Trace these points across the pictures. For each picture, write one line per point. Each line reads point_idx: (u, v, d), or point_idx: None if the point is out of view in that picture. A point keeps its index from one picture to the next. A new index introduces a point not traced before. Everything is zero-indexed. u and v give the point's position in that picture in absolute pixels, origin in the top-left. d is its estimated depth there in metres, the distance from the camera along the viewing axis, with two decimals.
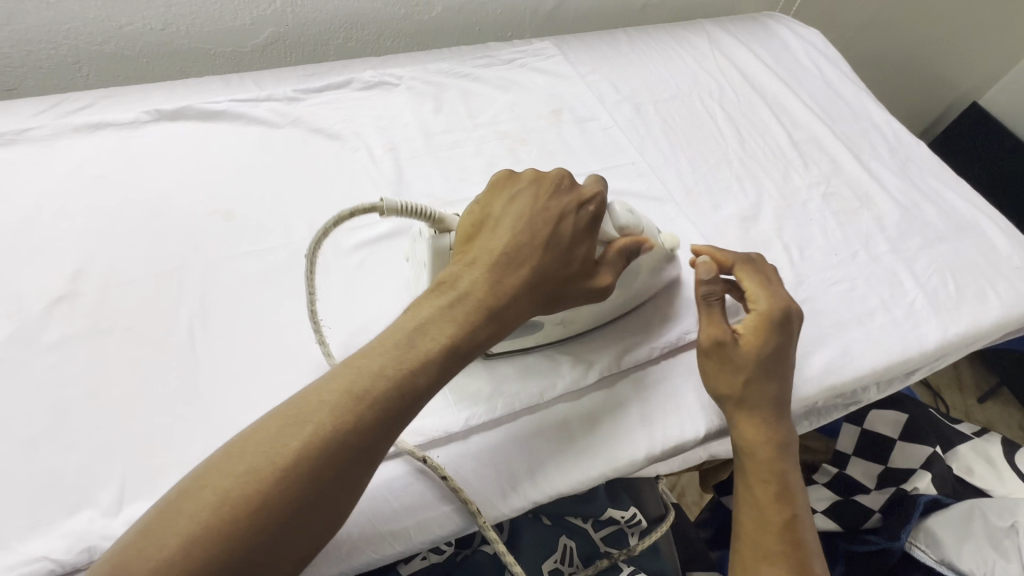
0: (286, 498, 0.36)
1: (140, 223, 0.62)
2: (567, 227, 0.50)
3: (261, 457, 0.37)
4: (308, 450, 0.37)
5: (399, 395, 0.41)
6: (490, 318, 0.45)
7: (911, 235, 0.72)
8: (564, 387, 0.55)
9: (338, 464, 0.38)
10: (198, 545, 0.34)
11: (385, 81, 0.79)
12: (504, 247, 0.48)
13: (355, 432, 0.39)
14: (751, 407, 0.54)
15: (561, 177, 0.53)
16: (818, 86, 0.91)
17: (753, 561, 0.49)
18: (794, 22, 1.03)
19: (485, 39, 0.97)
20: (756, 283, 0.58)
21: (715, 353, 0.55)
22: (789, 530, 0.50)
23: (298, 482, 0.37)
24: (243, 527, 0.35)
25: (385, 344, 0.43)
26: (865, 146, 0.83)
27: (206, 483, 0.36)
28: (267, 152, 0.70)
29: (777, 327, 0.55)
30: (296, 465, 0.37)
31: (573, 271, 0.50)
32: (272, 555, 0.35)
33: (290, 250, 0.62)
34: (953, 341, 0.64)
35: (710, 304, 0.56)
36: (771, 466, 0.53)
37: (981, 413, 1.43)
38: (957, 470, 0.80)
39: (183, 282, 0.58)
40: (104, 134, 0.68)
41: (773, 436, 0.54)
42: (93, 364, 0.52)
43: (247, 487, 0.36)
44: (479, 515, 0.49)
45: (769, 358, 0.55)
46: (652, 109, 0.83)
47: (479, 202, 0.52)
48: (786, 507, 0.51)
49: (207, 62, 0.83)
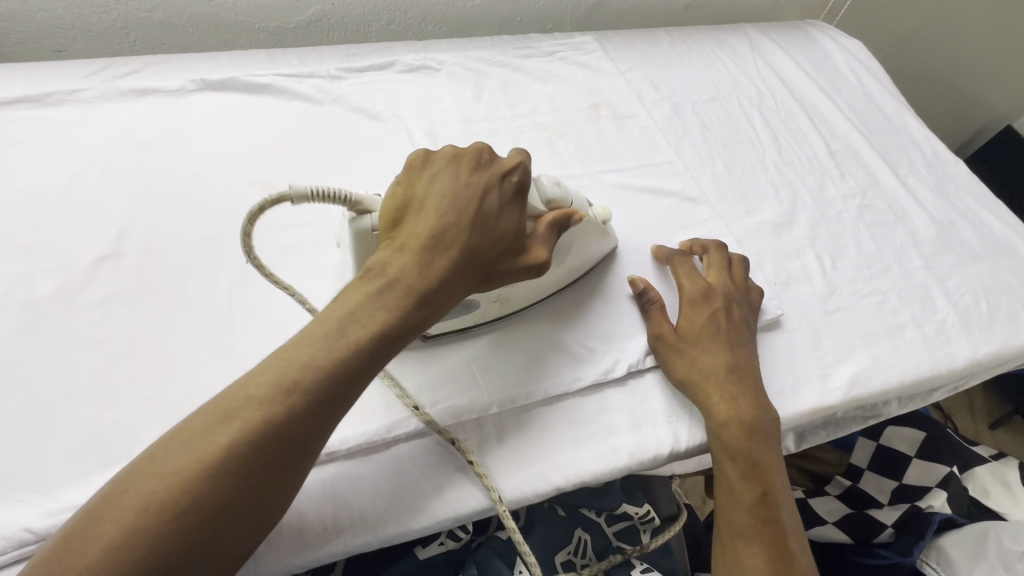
0: (213, 498, 0.35)
1: (183, 188, 0.63)
2: (495, 209, 0.49)
3: (184, 459, 0.36)
4: (234, 444, 0.37)
5: (330, 382, 0.40)
6: (421, 303, 0.45)
7: (945, 252, 0.72)
8: (588, 381, 0.55)
9: (266, 456, 0.37)
10: (121, 551, 0.33)
11: (426, 65, 0.80)
12: (430, 230, 0.47)
13: (286, 422, 0.38)
14: (710, 386, 0.53)
15: (481, 151, 0.52)
16: (857, 97, 0.90)
17: (729, 539, 0.50)
18: (836, 32, 1.02)
19: (526, 30, 0.97)
20: (683, 271, 0.60)
21: (661, 346, 0.56)
22: (762, 506, 0.50)
23: (222, 481, 0.36)
24: (168, 532, 0.34)
25: (311, 334, 0.42)
26: (902, 161, 0.82)
27: (125, 490, 0.35)
28: (309, 128, 0.71)
29: (705, 305, 0.57)
30: (223, 462, 0.36)
31: (503, 255, 0.49)
32: (206, 556, 0.35)
33: (329, 226, 0.63)
34: (983, 360, 0.64)
35: (645, 309, 0.59)
36: (739, 445, 0.51)
37: (990, 439, 1.43)
38: (973, 491, 0.79)
39: (222, 249, 0.59)
40: (150, 99, 0.69)
41: (739, 415, 0.52)
42: (133, 323, 0.53)
43: (172, 488, 0.35)
44: (500, 503, 0.48)
45: (712, 338, 0.55)
46: (690, 110, 0.82)
47: (399, 183, 0.49)
48: (757, 484, 0.50)
49: (251, 36, 0.84)
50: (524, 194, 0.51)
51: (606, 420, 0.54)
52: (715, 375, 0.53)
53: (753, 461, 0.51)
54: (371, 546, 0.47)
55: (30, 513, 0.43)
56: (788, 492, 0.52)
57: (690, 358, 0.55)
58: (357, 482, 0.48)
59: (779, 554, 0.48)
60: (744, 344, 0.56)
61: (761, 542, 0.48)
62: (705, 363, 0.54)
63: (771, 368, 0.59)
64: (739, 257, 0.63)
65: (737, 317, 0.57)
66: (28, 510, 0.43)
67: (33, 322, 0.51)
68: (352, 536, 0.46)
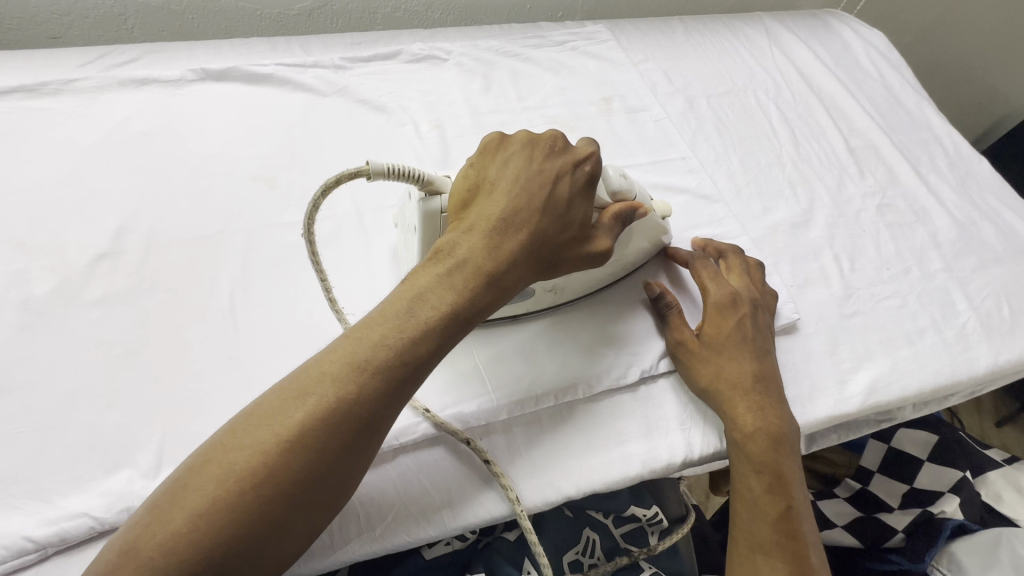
0: (292, 472, 0.36)
1: (184, 183, 0.61)
2: (565, 195, 0.48)
3: (264, 432, 0.37)
4: (312, 421, 0.37)
5: (401, 363, 0.41)
6: (489, 287, 0.45)
7: (967, 254, 0.70)
8: (604, 385, 0.53)
9: (340, 434, 0.38)
10: (205, 518, 0.34)
11: (433, 55, 0.77)
12: (501, 214, 0.47)
13: (360, 402, 0.39)
14: (736, 396, 0.52)
15: (552, 137, 0.51)
16: (878, 91, 0.87)
17: (748, 551, 0.48)
18: (856, 22, 0.99)
19: (536, 17, 0.94)
20: (707, 275, 0.58)
21: (682, 353, 0.54)
22: (785, 521, 0.48)
23: (298, 456, 0.37)
24: (249, 503, 0.35)
25: (385, 314, 0.42)
26: (923, 158, 0.80)
27: (210, 459, 0.36)
28: (312, 120, 0.68)
29: (731, 313, 0.55)
30: (300, 437, 0.37)
31: (570, 241, 0.49)
32: (284, 525, 0.36)
33: (333, 223, 0.61)
34: (1003, 367, 0.62)
35: (663, 315, 0.57)
36: (764, 456, 0.50)
37: (997, 436, 1.42)
38: (985, 496, 0.78)
39: (224, 247, 0.57)
40: (149, 90, 0.67)
41: (766, 426, 0.51)
42: (134, 323, 0.51)
43: (253, 460, 0.36)
44: (517, 503, 0.47)
45: (741, 348, 0.54)
46: (705, 103, 0.80)
47: (472, 166, 0.49)
48: (780, 498, 0.49)
49: (253, 24, 0.81)
50: (595, 182, 0.51)
51: (618, 427, 0.53)
52: (740, 386, 0.52)
53: (776, 474, 0.50)
54: (377, 554, 0.46)
55: (30, 521, 0.42)
56: (809, 505, 0.51)
57: (714, 366, 0.53)
58: (365, 488, 0.47)
59: (799, 568, 0.47)
60: (768, 353, 0.55)
61: (782, 556, 0.47)
62: (730, 371, 0.53)
63: (787, 375, 0.57)
64: (756, 260, 0.61)
65: (761, 326, 0.55)
66: (27, 519, 0.42)
67: (31, 322, 0.50)
68: (358, 544, 0.46)
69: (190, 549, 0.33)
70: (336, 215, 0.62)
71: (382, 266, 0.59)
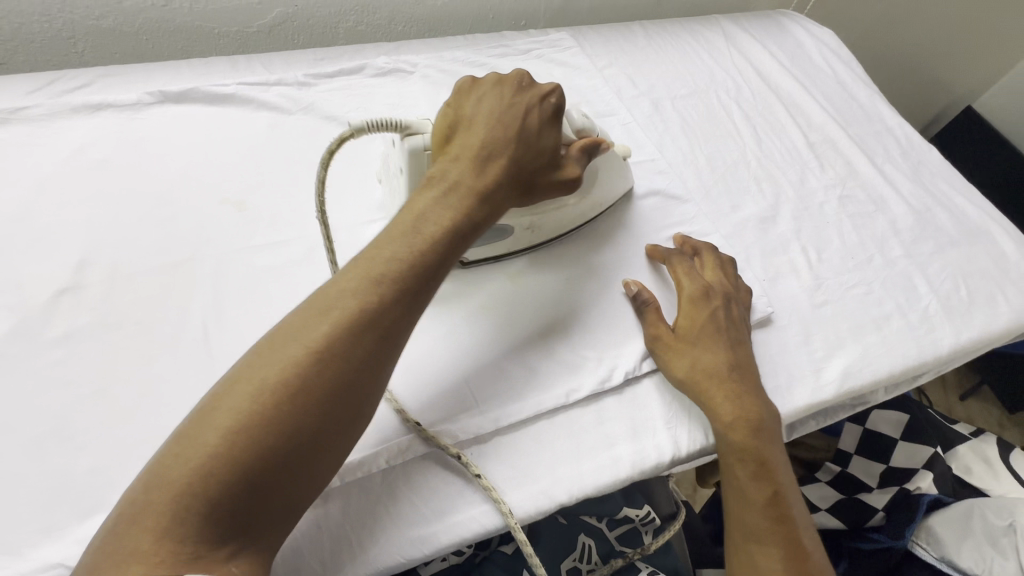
0: (320, 381, 0.38)
1: (148, 210, 0.59)
2: (536, 124, 0.52)
3: (289, 349, 0.38)
4: (333, 333, 0.39)
5: (415, 275, 0.43)
6: (483, 204, 0.48)
7: (925, 239, 0.73)
8: (588, 389, 0.54)
9: (364, 343, 0.40)
10: (240, 434, 0.35)
11: (399, 68, 0.77)
12: (484, 143, 0.50)
13: (380, 312, 0.41)
14: (714, 385, 0.53)
15: (521, 76, 0.54)
16: (832, 86, 0.91)
17: (741, 539, 0.50)
18: (807, 20, 1.02)
19: (500, 27, 0.94)
20: (681, 270, 0.60)
21: (659, 348, 0.55)
22: (774, 507, 0.50)
23: (325, 365, 0.38)
24: (283, 413, 0.36)
25: (391, 235, 0.44)
26: (879, 149, 0.83)
27: (235, 383, 0.37)
28: (279, 140, 0.67)
29: (704, 304, 0.57)
30: (325, 349, 0.38)
31: (544, 165, 0.53)
32: (319, 432, 0.38)
33: (306, 244, 0.60)
34: (965, 346, 0.65)
35: (641, 312, 0.58)
36: (747, 445, 0.51)
37: (961, 409, 1.49)
38: (956, 469, 0.82)
39: (193, 274, 0.56)
40: (104, 115, 0.65)
41: (748, 414, 0.52)
42: (101, 359, 0.49)
43: (282, 375, 0.37)
44: (510, 516, 0.47)
45: (717, 335, 0.55)
46: (670, 105, 0.82)
47: (450, 105, 0.53)
48: (768, 485, 0.51)
49: (211, 42, 0.79)
50: (560, 115, 0.55)
51: (606, 431, 0.53)
52: (718, 375, 0.53)
53: (762, 463, 0.51)
54: None
55: None
56: (797, 490, 0.52)
57: (690, 355, 0.54)
58: (357, 513, 0.46)
59: (790, 553, 0.48)
60: (742, 342, 0.57)
61: (775, 541, 0.48)
62: (705, 361, 0.54)
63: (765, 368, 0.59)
64: (729, 256, 0.63)
65: (734, 317, 0.57)
66: None
67: None
68: (354, 567, 0.44)
69: (227, 465, 0.35)
70: (309, 235, 0.61)
71: None
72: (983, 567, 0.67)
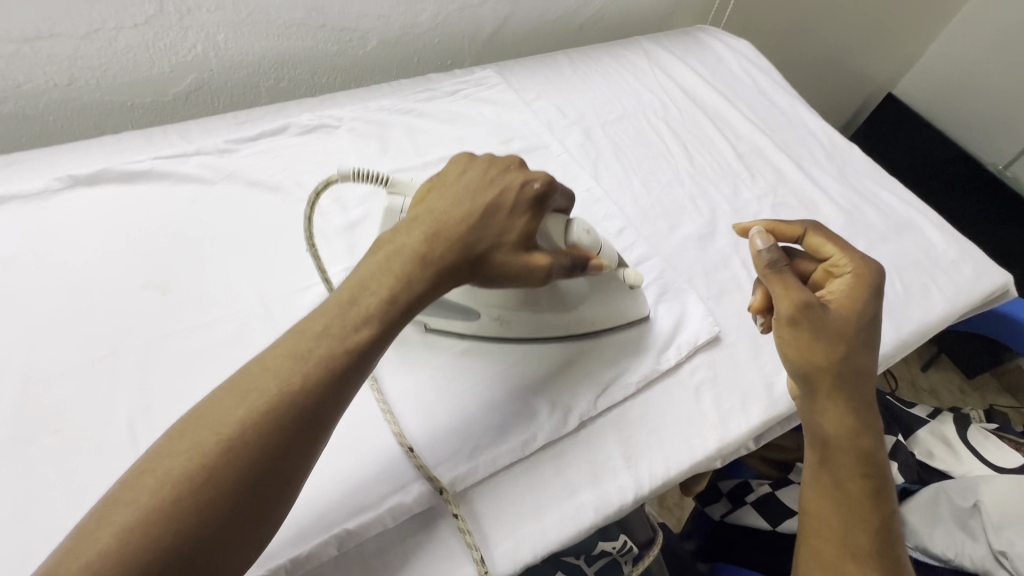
0: (235, 471, 0.36)
1: (62, 306, 0.55)
2: (505, 206, 0.49)
3: (201, 436, 0.36)
4: (251, 418, 0.37)
5: (343, 351, 0.41)
6: (425, 274, 0.45)
7: (857, 238, 0.75)
8: (544, 438, 0.52)
9: (287, 426, 0.38)
10: (138, 530, 0.33)
11: (324, 124, 0.76)
12: (439, 216, 0.47)
13: (304, 392, 0.39)
14: (843, 391, 0.52)
15: (513, 161, 0.53)
16: (754, 96, 0.94)
17: (841, 559, 0.49)
18: (724, 34, 1.06)
19: (426, 69, 0.94)
20: (837, 258, 0.57)
21: (813, 316, 0.51)
22: (877, 530, 0.50)
23: (241, 453, 0.36)
24: (190, 505, 0.34)
25: (326, 308, 0.43)
26: (804, 154, 0.86)
27: (145, 469, 0.35)
28: (202, 212, 0.65)
29: (871, 291, 0.54)
30: (241, 437, 0.37)
31: (501, 244, 0.48)
32: (235, 522, 0.35)
33: (238, 320, 0.57)
34: (907, 339, 0.67)
35: (784, 272, 0.52)
36: (851, 460, 0.52)
37: (924, 381, 1.54)
38: (920, 455, 0.84)
39: (116, 369, 0.52)
40: (9, 208, 0.61)
41: (857, 426, 0.52)
42: (15, 480, 0.46)
43: (193, 462, 0.35)
44: (483, 564, 0.46)
45: (848, 333, 0.52)
46: (601, 132, 0.83)
47: (435, 176, 0.52)
48: (879, 508, 0.51)
49: (124, 115, 0.76)
50: (544, 203, 0.50)
51: (565, 479, 0.52)
52: (863, 370, 0.52)
53: (875, 484, 0.52)
54: None
55: None
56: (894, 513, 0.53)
57: (836, 334, 0.52)
58: None
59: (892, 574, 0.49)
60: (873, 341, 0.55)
61: (877, 563, 0.49)
62: (858, 353, 0.52)
63: (714, 389, 0.59)
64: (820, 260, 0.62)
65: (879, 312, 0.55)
66: None
67: None
68: None
69: (117, 563, 0.32)
70: (241, 309, 0.58)
71: None
72: (953, 550, 0.69)
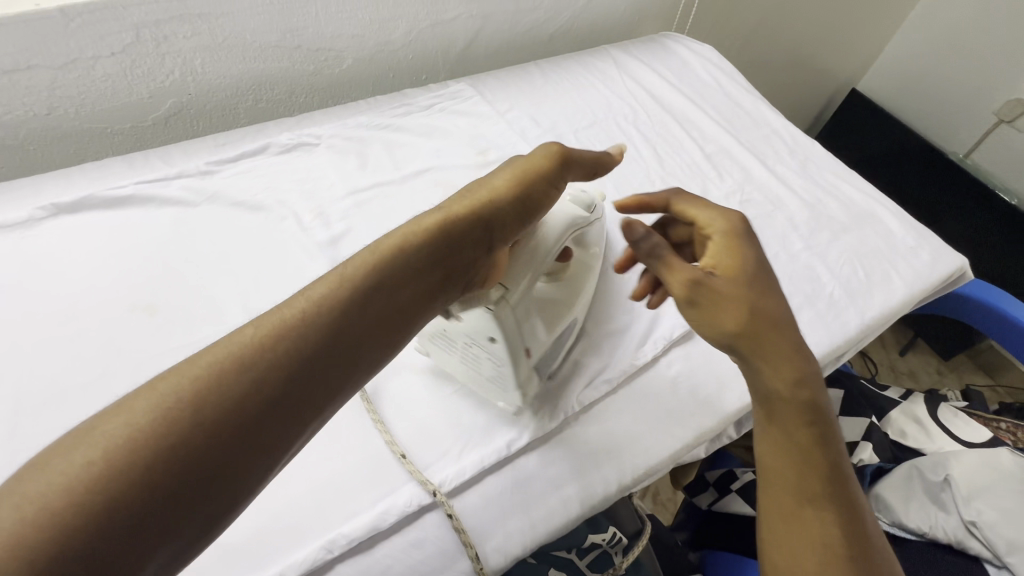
0: (214, 418, 0.32)
1: (51, 332, 0.56)
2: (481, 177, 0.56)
3: (182, 378, 0.33)
4: (241, 364, 0.34)
5: (350, 302, 0.39)
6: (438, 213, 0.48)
7: (821, 230, 0.79)
8: (530, 435, 0.55)
9: (281, 374, 0.35)
10: (96, 469, 0.29)
11: (303, 142, 0.77)
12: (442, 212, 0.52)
13: (299, 345, 0.36)
14: (776, 341, 0.49)
15: None
16: (718, 99, 0.98)
17: (804, 510, 0.45)
18: (688, 39, 1.10)
19: (402, 84, 0.97)
20: (706, 217, 0.56)
21: (699, 292, 0.50)
22: (837, 480, 0.46)
23: (231, 394, 0.33)
24: (161, 448, 0.30)
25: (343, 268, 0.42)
26: (769, 151, 0.90)
27: (116, 412, 0.31)
28: (187, 234, 0.66)
29: (746, 242, 0.54)
30: (228, 382, 0.33)
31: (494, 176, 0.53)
32: (205, 477, 0.31)
33: (226, 337, 0.59)
34: (871, 324, 0.70)
35: (656, 254, 0.51)
36: (808, 416, 0.47)
37: (902, 365, 1.59)
38: (893, 435, 0.87)
39: (107, 392, 0.53)
40: None
41: (806, 381, 0.48)
42: None
43: (169, 403, 0.32)
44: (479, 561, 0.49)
45: (743, 290, 0.50)
46: (573, 138, 0.86)
47: None
48: (830, 456, 0.47)
49: (104, 142, 0.77)
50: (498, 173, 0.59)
51: (552, 474, 0.54)
52: (778, 323, 0.50)
53: (827, 430, 0.47)
54: None
55: None
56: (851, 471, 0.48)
57: (735, 302, 0.49)
58: None
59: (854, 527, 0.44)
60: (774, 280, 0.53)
61: (839, 511, 0.44)
62: (764, 308, 0.50)
63: (691, 380, 0.62)
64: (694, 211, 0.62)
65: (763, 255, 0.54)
66: None
67: None
68: None
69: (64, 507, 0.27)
70: (229, 326, 0.60)
71: None
72: (928, 524, 0.72)
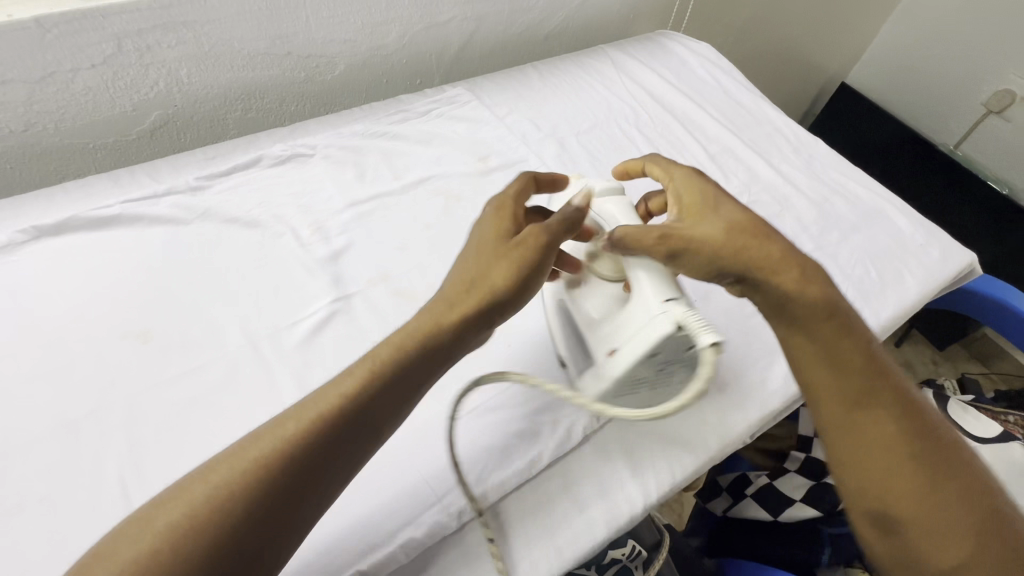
0: (247, 519, 0.35)
1: (38, 365, 0.53)
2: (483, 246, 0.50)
3: (223, 472, 0.36)
4: (278, 461, 0.37)
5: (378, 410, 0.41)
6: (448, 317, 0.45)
7: (830, 229, 0.77)
8: (549, 455, 0.53)
9: (308, 478, 0.38)
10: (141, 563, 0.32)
11: (298, 153, 0.74)
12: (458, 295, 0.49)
13: (330, 448, 0.39)
14: (760, 260, 0.48)
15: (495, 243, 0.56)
16: (718, 97, 0.96)
17: (845, 415, 0.45)
18: (684, 37, 1.09)
19: (396, 89, 0.94)
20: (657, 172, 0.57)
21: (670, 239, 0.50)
22: (879, 397, 0.45)
23: (261, 495, 0.36)
24: (197, 546, 0.34)
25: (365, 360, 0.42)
26: (772, 150, 0.88)
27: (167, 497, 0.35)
28: (179, 254, 0.63)
29: (697, 179, 0.55)
30: (264, 482, 0.36)
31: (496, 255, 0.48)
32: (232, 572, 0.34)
33: (226, 363, 0.56)
34: (886, 325, 0.69)
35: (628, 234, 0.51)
36: (832, 324, 0.47)
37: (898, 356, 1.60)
38: None
39: (101, 428, 0.50)
40: None
41: (826, 295, 0.47)
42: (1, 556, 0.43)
43: (208, 502, 0.35)
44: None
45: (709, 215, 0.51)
46: (575, 142, 0.84)
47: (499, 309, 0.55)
48: (860, 346, 0.46)
49: (86, 158, 0.74)
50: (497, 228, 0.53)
51: (575, 494, 0.52)
52: (756, 239, 0.49)
53: (847, 333, 0.46)
54: None
55: None
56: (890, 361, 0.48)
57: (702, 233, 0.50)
58: None
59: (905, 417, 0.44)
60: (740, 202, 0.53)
61: (886, 409, 0.44)
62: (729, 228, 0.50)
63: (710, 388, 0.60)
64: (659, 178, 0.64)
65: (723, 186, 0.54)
66: None
67: None
68: None
69: None
70: (228, 351, 0.57)
71: (292, 396, 0.54)
72: None
